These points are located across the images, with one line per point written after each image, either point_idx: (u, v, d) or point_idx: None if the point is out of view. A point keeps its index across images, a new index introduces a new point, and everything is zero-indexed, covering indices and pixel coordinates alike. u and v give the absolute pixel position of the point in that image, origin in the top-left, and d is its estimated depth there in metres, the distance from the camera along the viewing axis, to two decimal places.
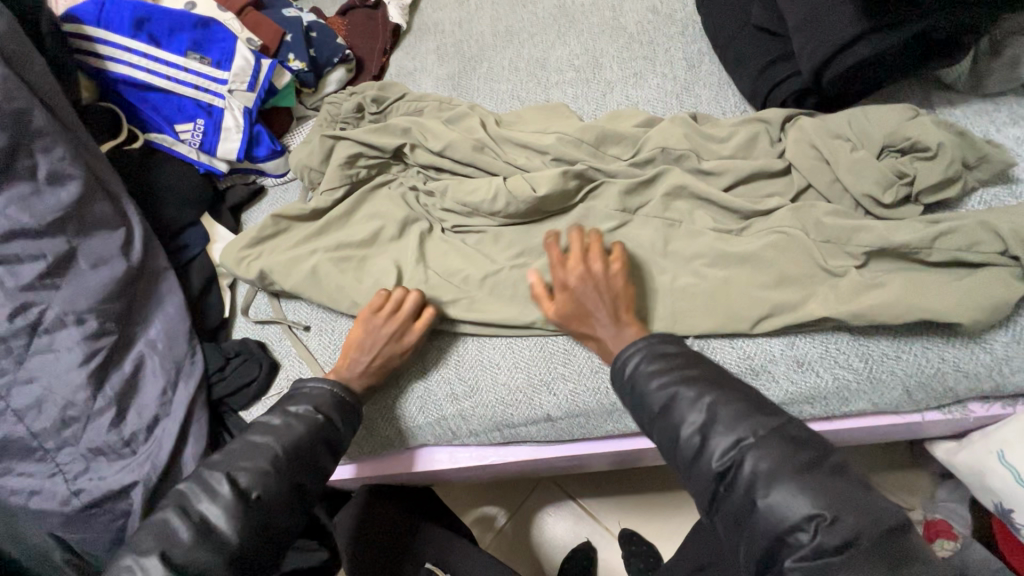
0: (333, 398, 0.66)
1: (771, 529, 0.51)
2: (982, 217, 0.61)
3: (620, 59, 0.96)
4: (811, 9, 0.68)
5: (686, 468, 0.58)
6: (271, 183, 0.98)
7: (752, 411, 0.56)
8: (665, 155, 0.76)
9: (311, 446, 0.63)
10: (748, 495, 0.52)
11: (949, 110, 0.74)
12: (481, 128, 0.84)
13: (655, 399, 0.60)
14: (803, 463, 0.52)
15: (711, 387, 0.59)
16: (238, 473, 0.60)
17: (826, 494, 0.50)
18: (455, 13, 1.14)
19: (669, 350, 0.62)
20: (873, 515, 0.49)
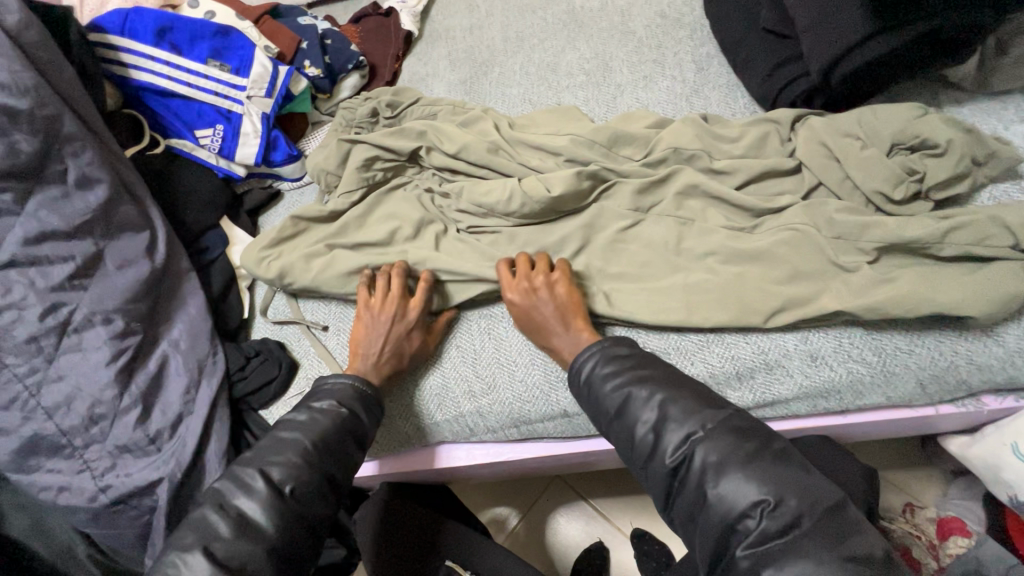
0: (353, 391, 0.68)
1: (722, 518, 0.51)
2: (993, 212, 0.62)
3: (630, 62, 0.97)
4: (819, 10, 0.70)
5: (643, 467, 0.59)
6: (287, 187, 1.01)
7: (701, 406, 0.58)
8: (677, 155, 0.77)
9: (338, 439, 0.64)
10: (699, 488, 0.54)
11: (956, 109, 0.75)
12: (495, 131, 0.86)
13: (610, 401, 0.61)
14: (750, 452, 0.53)
15: (663, 386, 0.60)
16: (270, 468, 0.61)
17: (771, 479, 0.51)
18: (466, 20, 1.16)
19: (621, 351, 0.65)
20: (816, 498, 0.50)
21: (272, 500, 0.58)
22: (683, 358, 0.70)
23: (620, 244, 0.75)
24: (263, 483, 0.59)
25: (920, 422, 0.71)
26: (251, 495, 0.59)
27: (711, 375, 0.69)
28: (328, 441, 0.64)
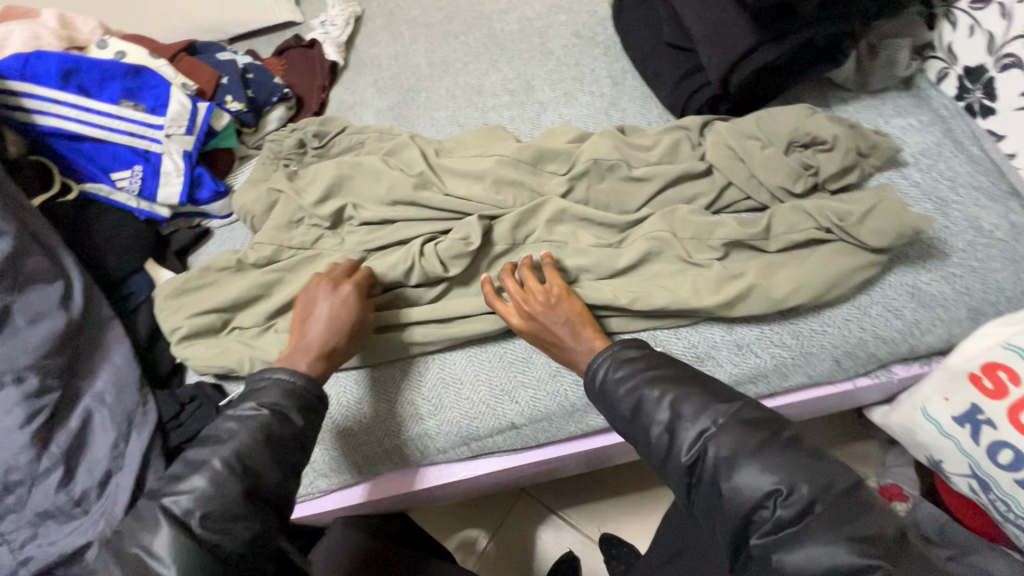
0: (283, 388, 0.63)
1: (737, 508, 0.52)
2: (883, 195, 0.69)
3: (550, 80, 1.02)
4: (710, 24, 0.75)
5: (663, 468, 0.60)
6: (216, 226, 0.99)
7: (711, 401, 0.58)
8: (597, 166, 0.80)
9: (266, 442, 0.59)
10: (714, 481, 0.54)
11: (843, 108, 0.83)
12: (421, 159, 0.88)
13: (625, 404, 0.62)
14: (760, 443, 0.54)
15: (674, 384, 0.61)
16: (175, 499, 0.55)
17: (783, 467, 0.52)
18: (391, 48, 1.18)
19: (635, 352, 0.66)
20: (826, 480, 0.51)
21: (179, 539, 0.53)
22: None
23: (551, 255, 0.77)
24: (166, 516, 0.54)
25: (842, 396, 0.76)
26: (158, 529, 0.53)
27: None
28: (252, 453, 0.58)
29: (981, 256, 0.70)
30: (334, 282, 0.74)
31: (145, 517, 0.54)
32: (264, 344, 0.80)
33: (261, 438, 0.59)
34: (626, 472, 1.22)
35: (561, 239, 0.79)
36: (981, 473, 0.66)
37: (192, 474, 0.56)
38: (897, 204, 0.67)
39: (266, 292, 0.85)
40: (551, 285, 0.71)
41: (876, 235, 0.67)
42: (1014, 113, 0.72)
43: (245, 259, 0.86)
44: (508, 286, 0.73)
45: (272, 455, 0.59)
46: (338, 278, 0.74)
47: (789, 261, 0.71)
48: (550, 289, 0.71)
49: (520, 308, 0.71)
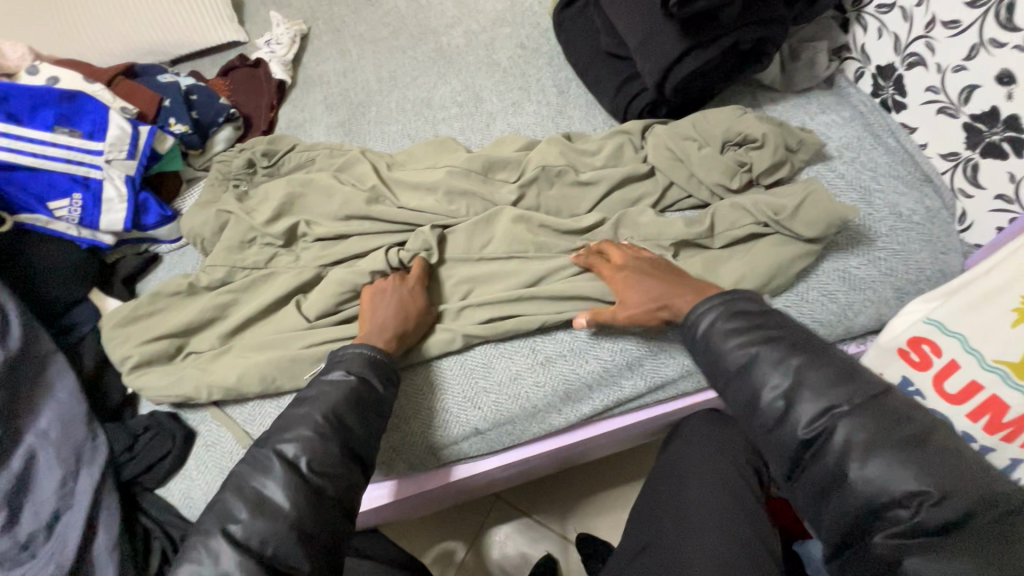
0: (363, 357, 0.67)
1: (868, 499, 0.50)
2: (811, 187, 0.73)
3: (498, 91, 1.04)
4: (643, 31, 0.78)
5: (766, 436, 0.57)
6: (165, 250, 0.97)
7: (843, 377, 0.54)
8: (546, 172, 0.83)
9: (356, 406, 0.64)
10: (839, 466, 0.52)
11: (773, 107, 0.88)
12: (373, 173, 0.88)
13: (734, 359, 0.59)
14: (907, 437, 0.50)
15: (795, 350, 0.57)
16: (285, 446, 0.60)
17: (934, 472, 0.48)
18: (339, 64, 1.18)
19: (748, 309, 0.61)
20: (977, 490, 0.48)
21: (291, 479, 0.58)
22: (577, 358, 0.75)
23: (506, 261, 0.79)
24: (279, 461, 0.59)
25: None
26: (272, 475, 0.59)
27: (603, 370, 0.74)
28: (344, 417, 0.63)
29: (901, 240, 0.75)
30: (399, 275, 0.78)
31: (259, 461, 0.60)
32: (220, 366, 0.78)
33: (352, 401, 0.64)
34: (598, 471, 1.23)
35: (514, 244, 0.81)
36: None
37: (294, 427, 0.62)
38: (825, 195, 0.72)
39: (220, 315, 0.83)
40: (647, 251, 0.74)
41: (804, 225, 0.71)
42: (923, 107, 0.78)
43: (196, 282, 0.84)
44: (606, 250, 0.75)
45: (358, 415, 0.64)
46: (398, 273, 0.78)
47: (729, 256, 0.75)
48: (643, 253, 0.74)
49: (620, 265, 0.72)
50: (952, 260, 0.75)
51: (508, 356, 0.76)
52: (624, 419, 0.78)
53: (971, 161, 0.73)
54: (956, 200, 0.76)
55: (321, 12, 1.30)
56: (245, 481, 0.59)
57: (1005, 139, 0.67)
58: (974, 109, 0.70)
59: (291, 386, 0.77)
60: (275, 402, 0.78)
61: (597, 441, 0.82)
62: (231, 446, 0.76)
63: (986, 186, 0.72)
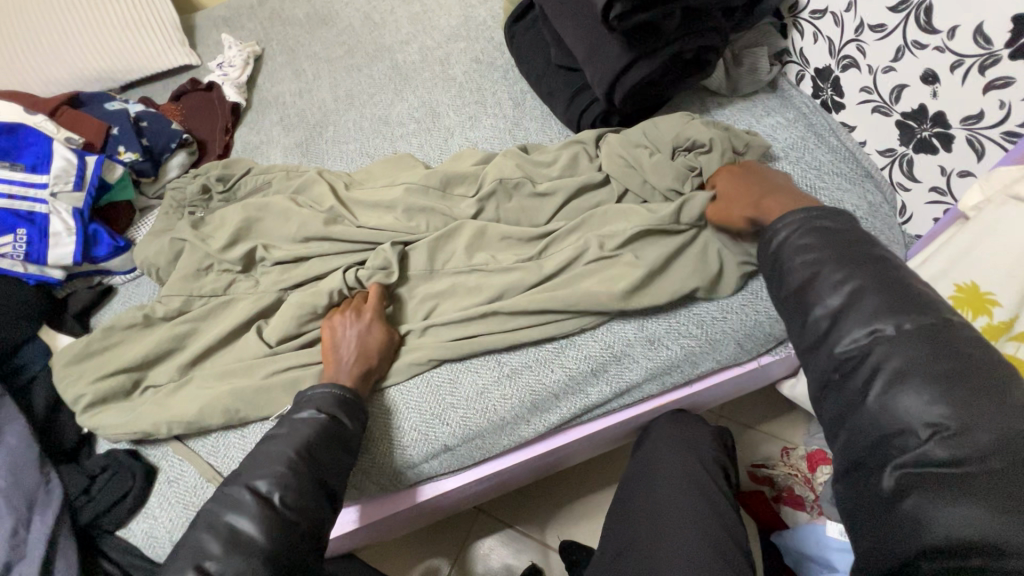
0: (334, 397, 0.67)
1: (879, 426, 0.47)
2: None
3: (454, 106, 1.05)
4: (589, 44, 0.79)
5: (807, 357, 0.55)
6: (120, 282, 0.94)
7: (903, 303, 0.50)
8: (503, 185, 0.84)
9: (329, 442, 0.64)
10: (864, 388, 0.49)
11: (721, 112, 0.91)
12: (331, 194, 0.88)
13: (796, 277, 0.57)
14: (947, 370, 0.46)
15: (867, 273, 0.53)
16: (255, 482, 0.59)
17: (965, 408, 0.44)
18: (295, 85, 1.18)
19: (828, 229, 0.58)
20: (1015, 433, 0.42)
21: (263, 512, 0.57)
22: (543, 367, 0.75)
23: (469, 275, 0.80)
24: (251, 496, 0.58)
25: (752, 374, 0.82)
26: (243, 509, 0.57)
27: (568, 378, 0.75)
28: (316, 451, 0.62)
29: None
30: (356, 306, 0.76)
31: (230, 497, 0.58)
32: (180, 399, 0.76)
33: (324, 436, 0.64)
34: (577, 477, 1.24)
35: (475, 258, 0.81)
36: None
37: (267, 462, 0.61)
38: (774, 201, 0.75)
39: (178, 345, 0.81)
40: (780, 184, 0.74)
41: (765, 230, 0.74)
42: (859, 106, 0.81)
43: (153, 313, 0.82)
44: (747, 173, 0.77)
45: (331, 447, 0.64)
46: (357, 303, 0.77)
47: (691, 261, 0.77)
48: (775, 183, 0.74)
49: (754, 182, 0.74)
50: (896, 252, 0.78)
51: (474, 371, 0.76)
52: (594, 424, 0.79)
53: (906, 157, 0.76)
54: (896, 194, 0.80)
55: (274, 33, 1.29)
56: (203, 517, 0.57)
57: (934, 135, 0.70)
58: (904, 107, 0.73)
59: (254, 415, 0.75)
60: (240, 432, 0.77)
61: (570, 448, 0.82)
62: (195, 479, 0.75)
63: (921, 180, 0.75)
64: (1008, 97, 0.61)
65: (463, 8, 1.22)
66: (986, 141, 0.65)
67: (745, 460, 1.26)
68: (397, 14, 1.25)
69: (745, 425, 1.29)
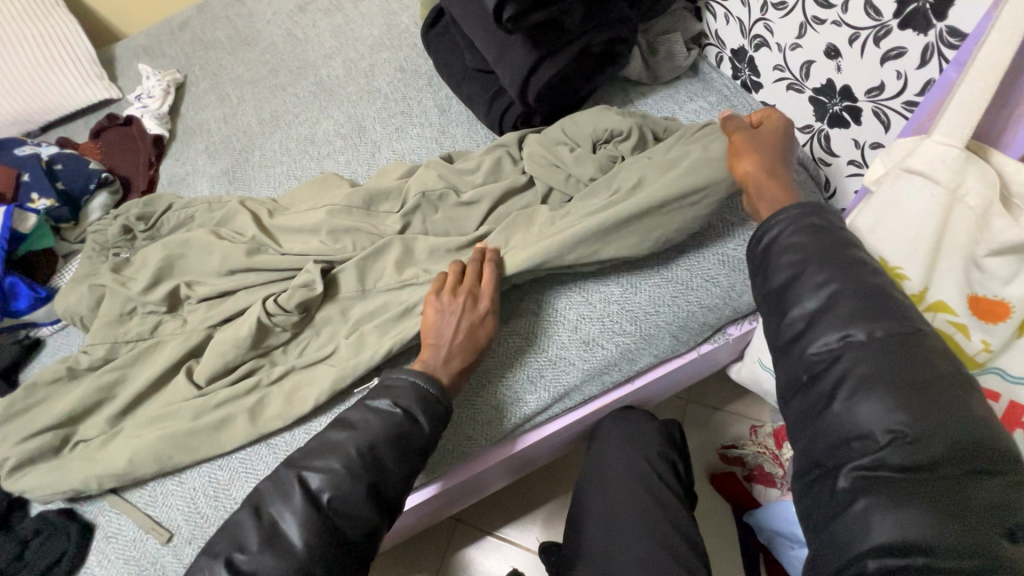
0: (416, 390, 0.65)
1: (838, 429, 0.49)
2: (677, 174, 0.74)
3: (381, 118, 1.03)
4: (496, 47, 0.78)
5: (777, 355, 0.56)
6: (48, 333, 0.91)
7: (874, 309, 0.51)
8: (427, 198, 0.82)
9: (394, 442, 0.63)
10: (831, 393, 0.50)
11: (643, 102, 0.90)
12: (254, 222, 0.86)
13: (778, 277, 0.57)
14: (910, 379, 0.47)
15: (841, 274, 0.53)
16: (309, 474, 0.61)
17: (923, 417, 0.46)
18: (218, 111, 1.14)
19: (819, 225, 0.57)
20: (965, 440, 0.45)
21: (266, 536, 0.57)
22: (480, 378, 0.74)
23: (401, 292, 0.78)
24: None
25: (696, 363, 0.81)
26: None
27: (506, 387, 0.74)
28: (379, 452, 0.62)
29: None
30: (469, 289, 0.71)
31: (286, 484, 0.60)
32: (109, 450, 0.73)
33: None
34: (548, 477, 1.23)
35: (406, 275, 0.79)
36: None
37: (327, 455, 0.61)
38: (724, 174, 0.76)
39: (108, 395, 0.78)
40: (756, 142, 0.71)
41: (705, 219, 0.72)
42: (774, 84, 0.80)
43: (77, 364, 0.79)
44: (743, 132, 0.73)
45: (394, 455, 0.63)
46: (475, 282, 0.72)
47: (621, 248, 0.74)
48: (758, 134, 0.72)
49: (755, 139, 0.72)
50: None
51: None
52: (540, 433, 0.76)
53: (823, 133, 0.76)
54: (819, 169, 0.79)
55: (195, 57, 1.25)
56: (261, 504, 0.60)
57: (844, 109, 0.70)
58: (814, 83, 0.73)
59: (190, 460, 0.73)
60: (177, 478, 0.74)
61: (522, 457, 0.81)
62: (135, 532, 0.72)
63: (839, 154, 0.75)
64: (903, 68, 0.61)
65: (385, 16, 1.20)
66: (890, 113, 0.65)
67: (714, 442, 1.26)
68: (320, 27, 1.22)
69: (711, 408, 1.29)
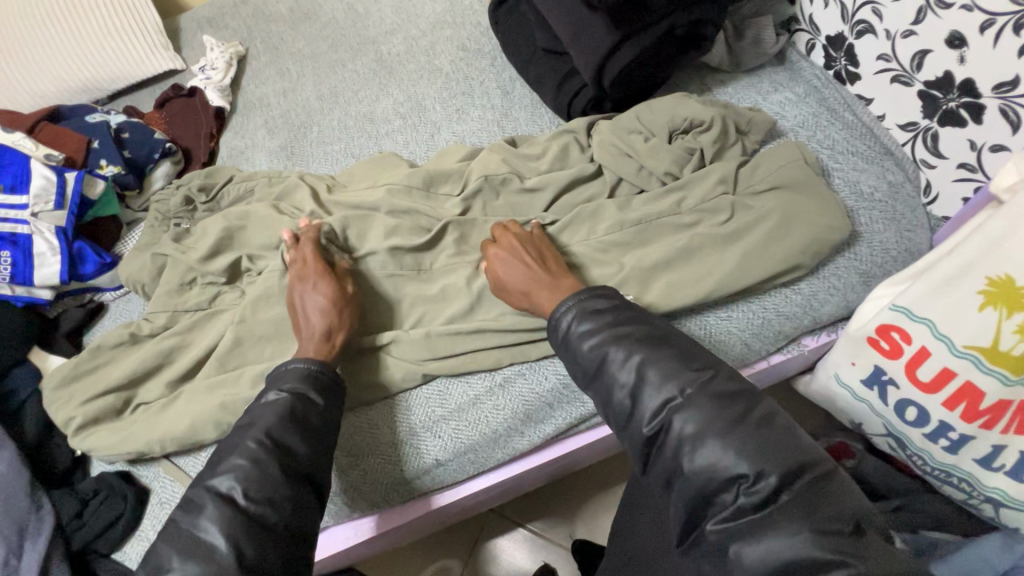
0: (302, 372, 0.62)
1: (697, 488, 0.50)
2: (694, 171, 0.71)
3: (441, 98, 1.00)
4: (572, 26, 0.73)
5: (620, 432, 0.58)
6: (110, 298, 0.93)
7: (678, 367, 0.56)
8: (489, 182, 0.79)
9: (294, 425, 0.58)
10: (676, 456, 0.51)
11: (723, 90, 0.84)
12: (312, 199, 0.85)
13: (590, 362, 0.60)
14: (730, 420, 0.51)
15: (640, 344, 0.58)
16: (216, 481, 0.54)
17: (752, 452, 0.49)
18: (278, 85, 1.14)
19: (601, 306, 0.62)
20: (791, 459, 0.48)
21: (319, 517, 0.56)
22: (537, 374, 0.72)
23: (459, 279, 0.76)
24: (231, 496, 0.53)
25: (765, 374, 0.76)
26: (203, 513, 0.51)
27: (562, 384, 0.71)
28: (276, 432, 0.57)
29: (861, 221, 0.71)
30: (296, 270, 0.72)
31: (190, 501, 0.53)
32: (165, 418, 0.74)
33: (309, 440, 0.58)
34: (587, 475, 1.21)
35: (466, 262, 0.77)
36: (895, 432, 0.66)
37: (230, 453, 0.55)
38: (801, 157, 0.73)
39: (165, 362, 0.79)
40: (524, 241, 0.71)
41: (798, 225, 0.68)
42: (876, 76, 0.73)
43: (139, 330, 0.80)
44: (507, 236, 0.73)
45: (304, 438, 0.58)
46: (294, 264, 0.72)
47: (700, 249, 0.70)
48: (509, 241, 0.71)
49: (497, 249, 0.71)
50: (919, 237, 0.70)
51: (465, 381, 0.72)
52: (593, 432, 0.75)
53: (930, 131, 0.69)
54: (919, 171, 0.72)
55: (257, 30, 1.25)
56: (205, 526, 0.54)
57: (962, 106, 0.63)
58: (927, 75, 0.66)
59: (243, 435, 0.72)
60: None
61: (572, 457, 0.78)
62: None
63: (948, 156, 0.68)
64: None
65: None
66: (1022, 111, 0.57)
67: None
68: (382, 2, 1.20)
69: None
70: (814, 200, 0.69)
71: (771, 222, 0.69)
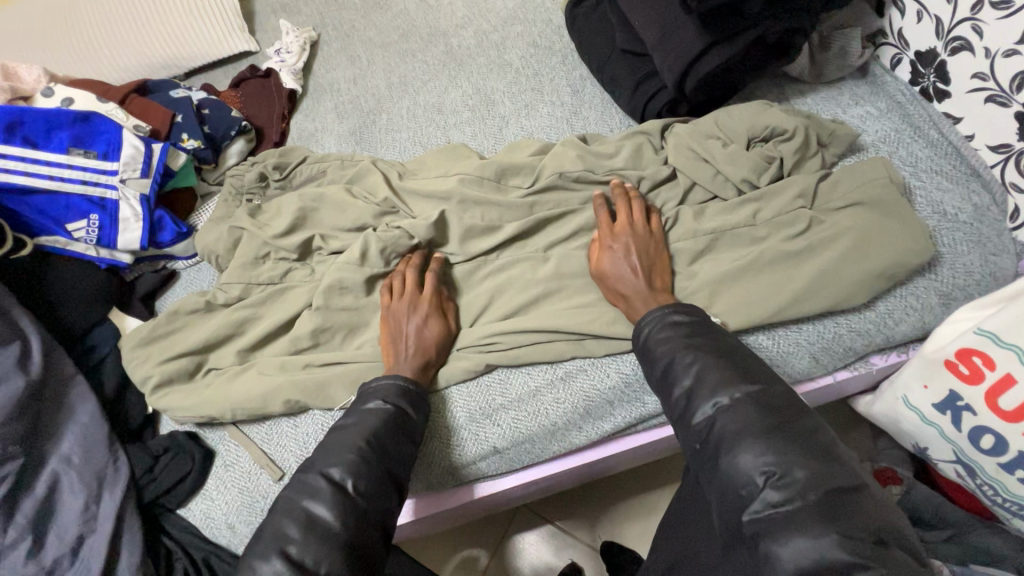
0: (397, 386, 0.65)
1: (729, 485, 0.50)
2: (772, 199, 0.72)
3: (510, 93, 1.01)
4: (660, 29, 0.74)
5: (678, 430, 0.58)
6: (182, 266, 0.96)
7: (738, 375, 0.56)
8: (563, 179, 0.80)
9: (395, 431, 0.62)
10: (715, 452, 0.52)
11: (802, 100, 0.83)
12: (385, 183, 0.87)
13: (659, 363, 0.61)
14: (769, 424, 0.51)
15: (708, 354, 0.59)
16: (330, 470, 0.57)
17: (784, 452, 0.48)
18: (349, 71, 1.17)
19: (681, 319, 0.63)
20: (824, 470, 0.47)
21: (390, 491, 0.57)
22: (598, 371, 0.72)
23: (527, 271, 0.77)
24: (327, 483, 0.55)
25: (826, 391, 0.76)
26: (320, 496, 0.54)
27: (624, 383, 0.71)
28: (383, 440, 0.60)
29: (944, 242, 0.70)
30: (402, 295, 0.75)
31: (307, 486, 0.56)
32: (235, 385, 0.77)
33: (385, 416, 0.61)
34: (620, 478, 1.20)
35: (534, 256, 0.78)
36: (966, 459, 0.65)
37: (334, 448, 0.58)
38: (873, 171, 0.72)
39: (237, 331, 0.82)
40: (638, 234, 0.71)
41: (879, 242, 0.67)
42: (968, 95, 0.72)
43: (213, 299, 0.84)
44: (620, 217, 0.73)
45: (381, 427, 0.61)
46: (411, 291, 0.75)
47: (775, 258, 0.69)
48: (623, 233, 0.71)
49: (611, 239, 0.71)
50: (1005, 262, 0.69)
51: (526, 373, 0.74)
52: (649, 434, 0.76)
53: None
54: (1007, 195, 0.71)
55: (330, 16, 1.28)
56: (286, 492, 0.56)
57: None
58: None
59: (309, 406, 0.75)
60: (293, 421, 0.77)
61: (624, 456, 0.79)
62: (249, 464, 0.76)
63: None
64: None
65: None
66: None
67: None
68: None
69: None
70: (892, 217, 0.68)
71: (850, 237, 0.68)
